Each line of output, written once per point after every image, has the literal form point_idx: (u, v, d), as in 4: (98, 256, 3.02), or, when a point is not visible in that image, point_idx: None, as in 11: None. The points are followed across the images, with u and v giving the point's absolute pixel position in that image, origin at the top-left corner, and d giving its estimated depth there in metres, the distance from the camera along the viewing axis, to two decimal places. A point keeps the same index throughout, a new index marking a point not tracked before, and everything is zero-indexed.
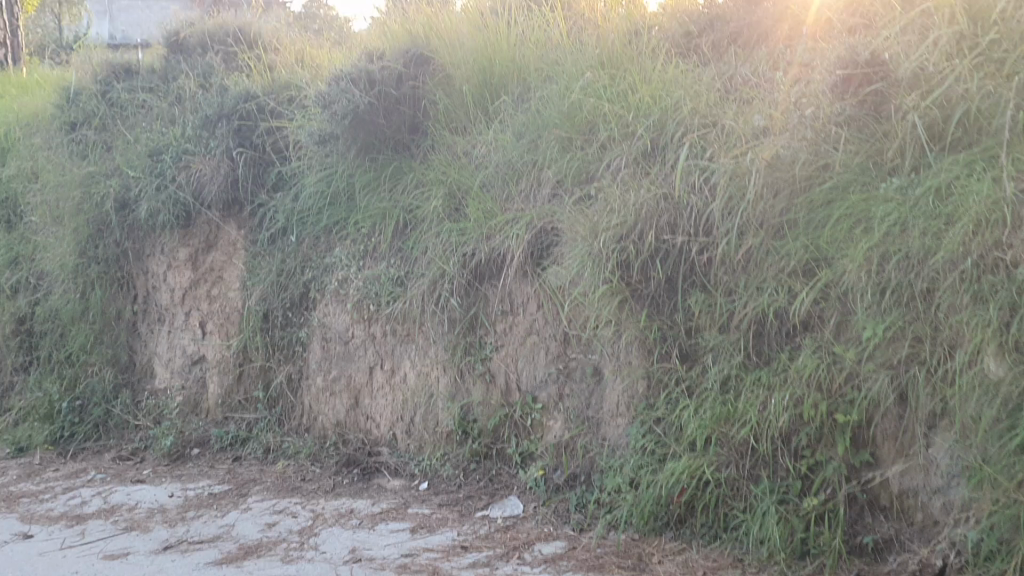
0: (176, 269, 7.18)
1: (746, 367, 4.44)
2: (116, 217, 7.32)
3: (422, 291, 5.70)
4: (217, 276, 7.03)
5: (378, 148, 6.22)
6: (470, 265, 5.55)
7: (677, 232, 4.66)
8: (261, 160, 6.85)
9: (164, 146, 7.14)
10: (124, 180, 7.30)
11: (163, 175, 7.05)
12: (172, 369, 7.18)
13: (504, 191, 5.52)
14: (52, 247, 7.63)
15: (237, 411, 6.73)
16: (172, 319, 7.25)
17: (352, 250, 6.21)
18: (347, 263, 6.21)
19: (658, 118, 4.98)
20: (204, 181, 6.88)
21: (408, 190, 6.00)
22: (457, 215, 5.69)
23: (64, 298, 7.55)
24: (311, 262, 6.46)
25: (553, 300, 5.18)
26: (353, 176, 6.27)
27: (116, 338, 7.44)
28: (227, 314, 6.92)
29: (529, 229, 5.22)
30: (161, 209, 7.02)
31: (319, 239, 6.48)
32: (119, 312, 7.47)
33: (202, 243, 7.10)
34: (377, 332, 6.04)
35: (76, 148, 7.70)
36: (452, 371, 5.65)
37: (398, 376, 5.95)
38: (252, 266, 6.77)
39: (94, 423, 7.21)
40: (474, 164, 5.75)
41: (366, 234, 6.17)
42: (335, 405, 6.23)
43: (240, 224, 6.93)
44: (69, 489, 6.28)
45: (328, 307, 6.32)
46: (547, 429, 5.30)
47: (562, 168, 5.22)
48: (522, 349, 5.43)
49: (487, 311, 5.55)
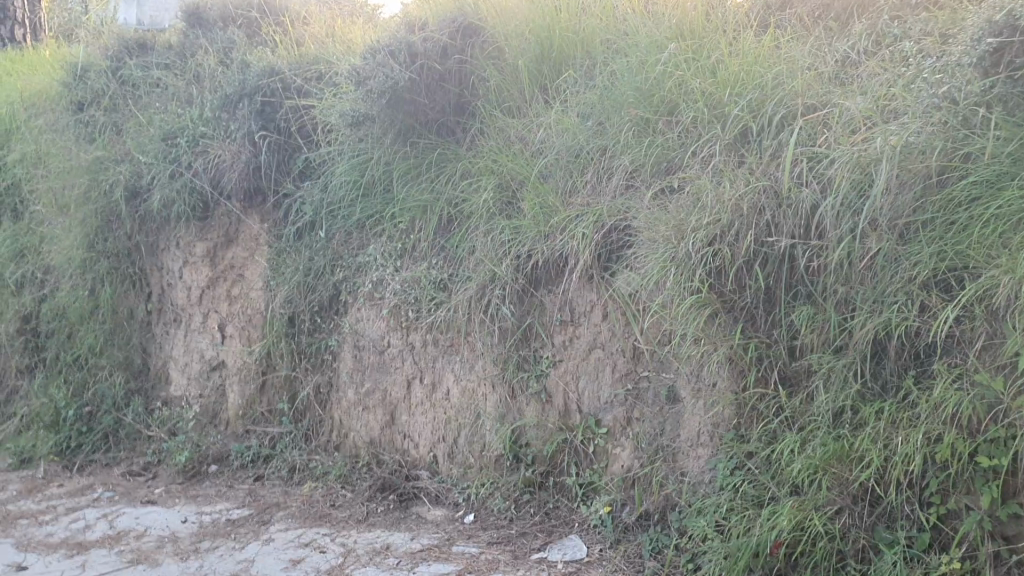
0: (193, 265, 6.54)
1: (863, 398, 3.70)
2: (127, 206, 6.68)
3: (467, 296, 5.02)
4: (238, 273, 6.38)
5: (419, 133, 5.56)
6: (525, 268, 4.85)
7: (782, 231, 3.96)
8: (288, 145, 6.21)
9: (179, 129, 6.49)
10: (136, 166, 6.65)
11: (178, 161, 6.42)
12: (189, 375, 6.55)
13: (567, 183, 4.79)
14: (60, 239, 7.02)
15: (260, 424, 6.08)
16: (188, 321, 6.62)
17: (388, 249, 5.54)
18: (382, 263, 5.53)
19: (752, 96, 4.29)
20: (225, 168, 6.23)
21: (455, 181, 5.30)
22: (511, 209, 4.99)
23: (73, 294, 6.95)
24: (341, 260, 5.79)
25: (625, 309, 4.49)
26: (389, 164, 5.58)
27: (127, 340, 6.83)
28: (248, 317, 6.27)
29: (597, 226, 4.50)
30: (177, 199, 6.37)
31: (352, 235, 5.80)
32: (131, 311, 6.85)
33: (221, 237, 6.45)
34: (415, 341, 5.36)
35: (83, 129, 7.04)
36: (502, 387, 4.96)
37: (440, 392, 5.26)
38: (277, 264, 6.12)
39: (103, 433, 6.64)
40: (533, 151, 5.01)
41: (405, 230, 5.48)
42: (369, 421, 5.58)
43: (264, 217, 6.28)
44: (72, 510, 5.64)
45: (359, 311, 5.64)
46: (613, 458, 4.59)
47: (637, 156, 4.51)
48: (584, 365, 4.72)
49: (543, 321, 4.85)
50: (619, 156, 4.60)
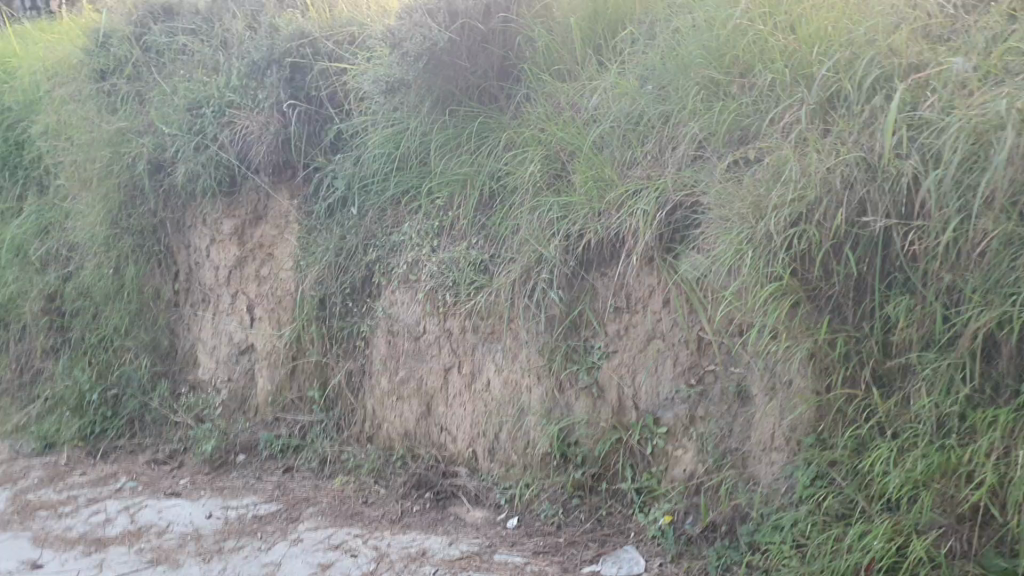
0: (219, 243, 6.19)
1: (972, 403, 3.24)
2: (151, 180, 6.34)
3: (512, 279, 4.56)
4: (266, 251, 6.00)
5: (459, 101, 5.08)
6: (574, 249, 4.36)
7: (878, 211, 3.46)
8: (321, 115, 5.80)
9: (204, 97, 6.09)
10: (160, 137, 6.28)
11: (203, 132, 6.01)
12: (217, 359, 6.23)
13: (622, 154, 4.31)
14: (83, 214, 6.70)
15: (289, 412, 5.70)
16: (216, 301, 6.28)
17: (424, 227, 5.09)
18: (417, 242, 5.10)
19: (840, 55, 3.78)
20: (252, 140, 5.84)
21: (498, 153, 4.83)
22: (563, 185, 4.47)
23: (97, 272, 6.64)
24: (374, 238, 5.37)
25: (691, 297, 4.03)
26: (427, 135, 5.13)
27: (153, 320, 6.52)
28: (277, 297, 5.91)
29: (660, 202, 4.03)
30: (202, 173, 5.99)
31: (386, 212, 5.38)
32: (157, 290, 6.54)
33: (249, 212, 6.06)
34: (454, 327, 4.91)
35: (105, 99, 6.68)
36: (550, 379, 4.48)
37: (479, 383, 4.83)
38: (307, 242, 5.73)
39: (129, 418, 6.33)
40: (583, 119, 4.52)
41: (443, 206, 5.06)
42: (403, 411, 5.16)
43: (295, 192, 5.89)
44: (93, 501, 5.34)
45: (394, 293, 5.22)
46: (673, 460, 4.16)
47: (705, 124, 4.02)
48: (641, 357, 4.27)
49: (596, 307, 4.39)
50: (683, 125, 4.13)
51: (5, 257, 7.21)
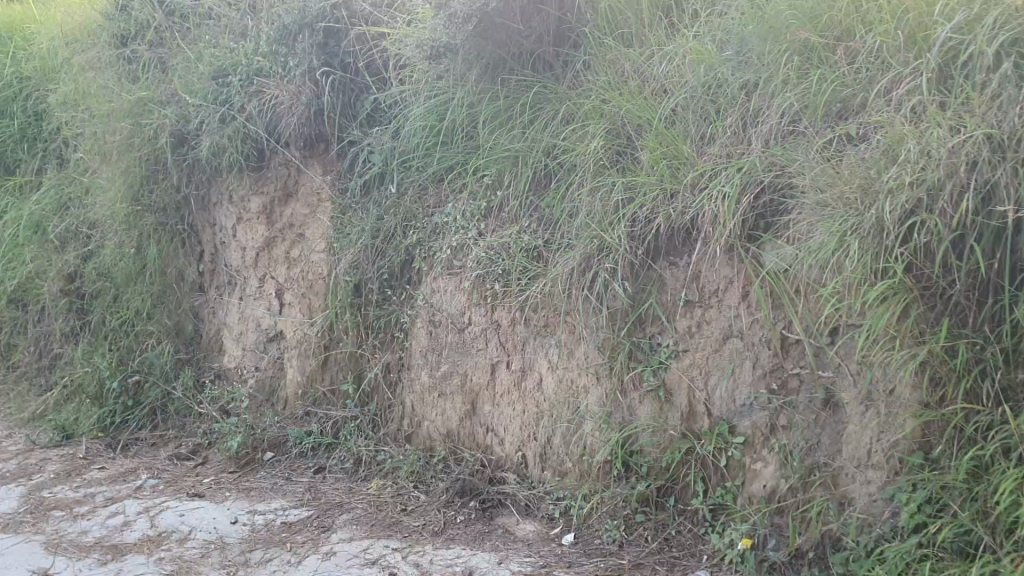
0: (246, 222, 5.78)
1: None
2: (174, 154, 5.93)
3: (569, 268, 4.08)
4: (296, 232, 5.59)
5: (509, 69, 4.65)
6: (640, 235, 3.90)
7: (1010, 198, 2.94)
8: (357, 86, 5.38)
9: (230, 65, 5.63)
10: (183, 108, 5.85)
11: (230, 102, 5.58)
12: (245, 345, 5.90)
13: (700, 129, 3.84)
14: (103, 190, 6.32)
15: (321, 406, 5.32)
16: (243, 285, 5.92)
17: (470, 209, 4.67)
18: (462, 225, 4.67)
19: (966, 13, 3.23)
20: (282, 112, 5.40)
21: (554, 127, 4.37)
22: (630, 162, 4.01)
23: (119, 253, 6.30)
24: (413, 218, 4.96)
25: (779, 290, 3.52)
26: (475, 106, 4.72)
27: (177, 305, 6.22)
28: (309, 283, 5.52)
29: (747, 184, 3.54)
30: (227, 147, 5.58)
31: (427, 190, 4.95)
32: (181, 272, 6.19)
33: (278, 189, 5.62)
34: (502, 320, 4.50)
35: (127, 67, 6.27)
36: (609, 379, 4.05)
37: (530, 381, 4.40)
38: (341, 224, 5.30)
39: (151, 408, 6.05)
40: (651, 89, 4.06)
41: (491, 185, 4.62)
42: (445, 410, 4.76)
43: (328, 169, 5.44)
44: (112, 500, 5.03)
45: (435, 281, 4.80)
46: (751, 475, 3.69)
47: (796, 95, 3.55)
48: (715, 358, 3.79)
49: (665, 301, 3.90)
50: (771, 97, 3.65)
51: (25, 233, 6.88)
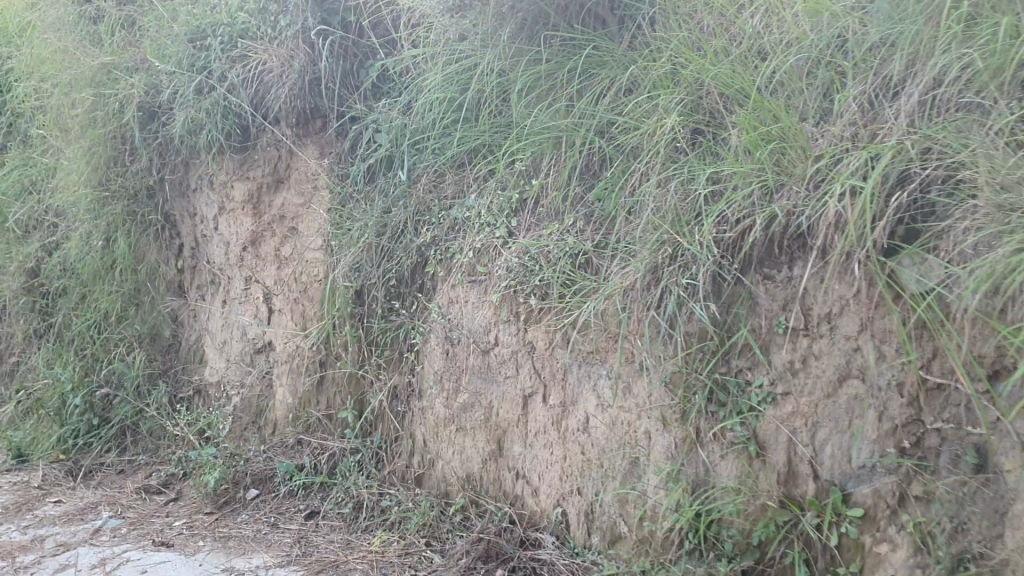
0: (230, 213, 4.88)
1: None
2: (143, 131, 5.01)
3: (631, 281, 3.17)
4: (288, 226, 4.69)
5: (549, 27, 3.74)
6: (728, 243, 3.01)
7: None
8: (361, 50, 4.47)
9: (209, 25, 4.70)
10: (153, 76, 4.93)
11: (208, 68, 4.67)
12: (229, 357, 5.03)
13: (812, 105, 2.96)
14: (64, 172, 5.41)
15: (315, 435, 4.43)
16: (229, 286, 5.05)
17: (499, 200, 3.77)
18: (492, 222, 3.76)
19: None
20: (270, 82, 4.50)
21: (609, 99, 3.44)
22: (712, 143, 3.14)
23: (85, 246, 5.41)
24: (428, 212, 4.06)
25: (937, 323, 2.60)
26: (506, 73, 3.81)
27: (154, 306, 5.35)
28: (303, 286, 4.62)
29: (899, 176, 2.68)
30: (207, 124, 4.68)
31: (444, 178, 4.05)
32: (156, 270, 5.31)
33: (267, 174, 4.71)
34: (537, 342, 3.59)
35: (91, 27, 5.34)
36: (681, 425, 3.15)
37: (574, 420, 3.49)
38: (340, 217, 4.41)
39: (120, 428, 5.18)
40: (739, 51, 3.17)
41: (526, 173, 3.72)
42: (466, 448, 3.87)
43: (324, 150, 4.53)
44: (62, 548, 4.14)
45: (454, 289, 3.91)
46: (873, 561, 2.77)
47: (958, 56, 2.69)
48: (827, 404, 2.89)
49: (757, 327, 3.02)
50: (919, 60, 2.79)
51: None
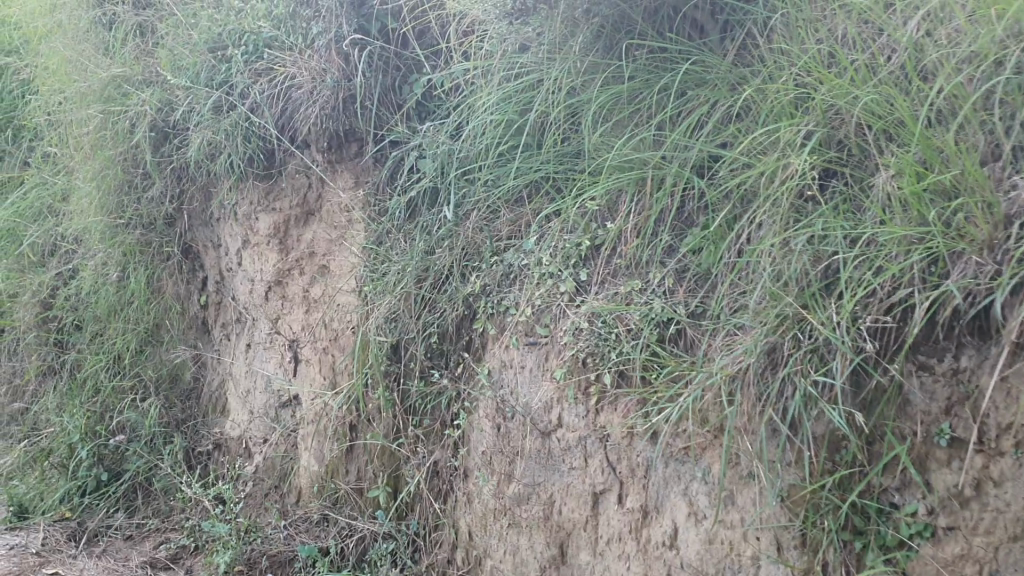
0: (251, 246, 4.26)
1: None
2: (154, 153, 4.44)
3: (739, 369, 2.52)
4: (321, 265, 4.08)
5: (631, 36, 3.04)
6: (873, 329, 2.33)
7: None
8: (406, 63, 3.83)
9: (231, 32, 4.11)
10: (167, 90, 4.35)
11: (228, 83, 4.07)
12: (251, 409, 4.43)
13: (993, 141, 2.29)
14: (77, 196, 4.88)
15: (344, 511, 3.77)
16: (252, 330, 4.45)
17: (567, 247, 3.07)
18: (557, 271, 3.07)
19: None
20: (299, 100, 3.89)
21: (710, 129, 2.77)
22: (853, 187, 2.48)
23: (99, 279, 4.87)
24: (479, 257, 3.40)
25: None
26: (579, 92, 3.11)
27: (171, 347, 4.79)
28: (333, 335, 4.00)
29: None
30: (224, 147, 4.09)
31: (497, 216, 3.38)
32: (174, 307, 4.75)
33: (295, 205, 4.10)
34: (611, 427, 2.90)
35: (104, 34, 4.78)
36: (802, 557, 2.47)
37: (657, 532, 2.80)
38: (375, 259, 3.74)
39: (130, 487, 4.63)
40: (887, 71, 2.47)
41: (600, 216, 3.04)
42: (520, 549, 3.18)
43: (361, 179, 3.89)
44: None
45: (508, 352, 3.23)
46: None
47: None
48: (1008, 549, 2.19)
49: (909, 437, 2.33)
50: None
51: None
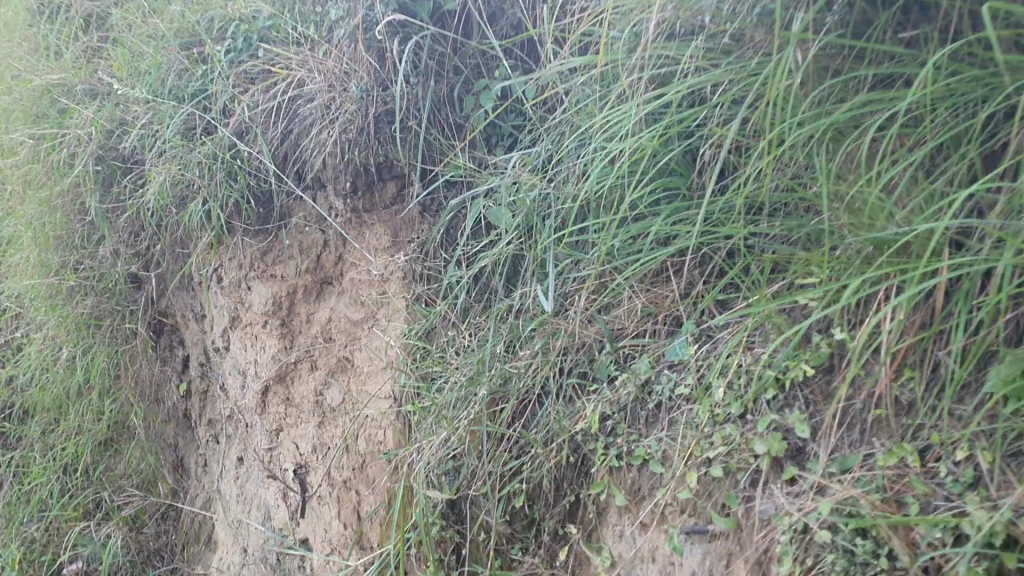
0: (243, 328, 3.02)
1: None
2: (101, 193, 3.17)
3: None
4: (340, 358, 2.81)
5: (893, 25, 1.74)
6: None
7: None
8: (469, 65, 2.57)
9: (217, 18, 2.89)
10: (120, 105, 3.10)
11: (205, 92, 2.82)
12: (245, 549, 3.16)
13: None
14: (14, 248, 3.68)
15: None
16: (248, 439, 3.20)
17: (758, 367, 1.87)
18: (741, 414, 1.86)
19: None
20: (309, 118, 2.62)
21: None
22: None
23: (41, 358, 3.65)
24: (591, 368, 2.20)
25: None
26: (791, 111, 1.80)
27: (141, 452, 3.60)
28: (358, 462, 2.71)
29: None
30: (195, 188, 2.83)
31: (621, 296, 2.20)
32: (152, 396, 3.60)
33: (303, 270, 2.83)
34: None
35: (46, 30, 3.58)
36: None
37: None
38: (424, 359, 2.50)
39: None
40: None
41: (807, 322, 1.85)
42: None
43: (400, 236, 2.64)
44: None
45: (647, 541, 2.00)
46: None
47: None
48: None
49: None
50: None
51: None
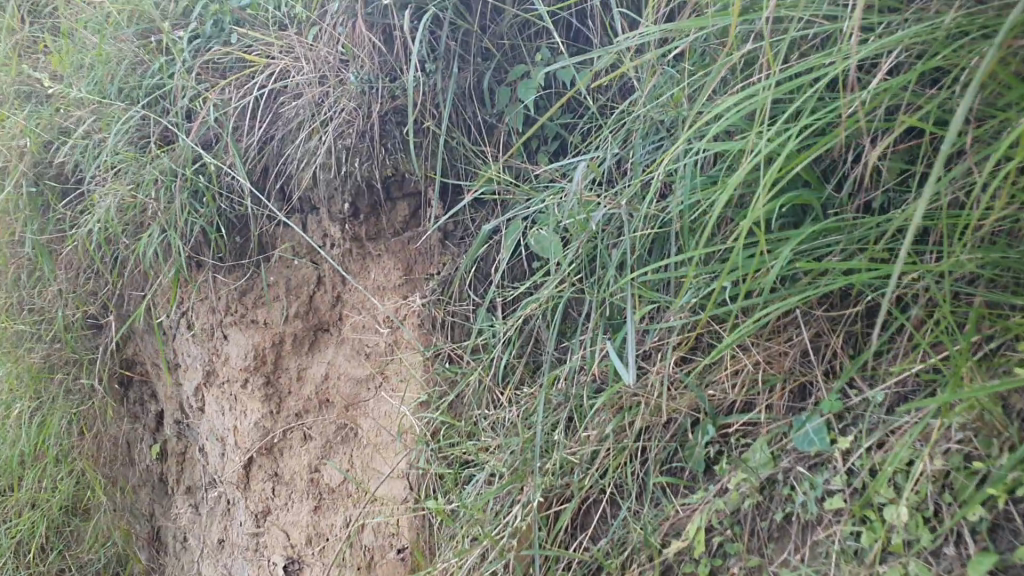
0: (220, 385, 2.40)
1: None
2: (42, 221, 2.57)
3: None
4: (339, 428, 2.20)
5: None
6: None
7: None
8: (500, 46, 1.96)
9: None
10: (60, 108, 2.49)
11: (163, 91, 2.22)
12: None
13: None
14: None
15: None
16: (230, 520, 2.59)
17: (956, 474, 1.22)
18: (934, 549, 1.22)
19: None
20: (295, 121, 2.02)
21: None
22: None
23: None
24: (684, 460, 1.57)
25: None
26: (1008, 98, 1.18)
27: (107, 529, 2.99)
28: (364, 563, 2.06)
29: None
30: (150, 213, 2.21)
31: (720, 355, 1.55)
32: (121, 449, 2.99)
33: (291, 315, 2.22)
34: None
35: None
36: None
37: None
38: (455, 440, 1.88)
39: None
40: None
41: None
42: None
43: (414, 272, 2.04)
44: None
45: None
46: None
47: None
48: None
49: None
50: None
51: None
